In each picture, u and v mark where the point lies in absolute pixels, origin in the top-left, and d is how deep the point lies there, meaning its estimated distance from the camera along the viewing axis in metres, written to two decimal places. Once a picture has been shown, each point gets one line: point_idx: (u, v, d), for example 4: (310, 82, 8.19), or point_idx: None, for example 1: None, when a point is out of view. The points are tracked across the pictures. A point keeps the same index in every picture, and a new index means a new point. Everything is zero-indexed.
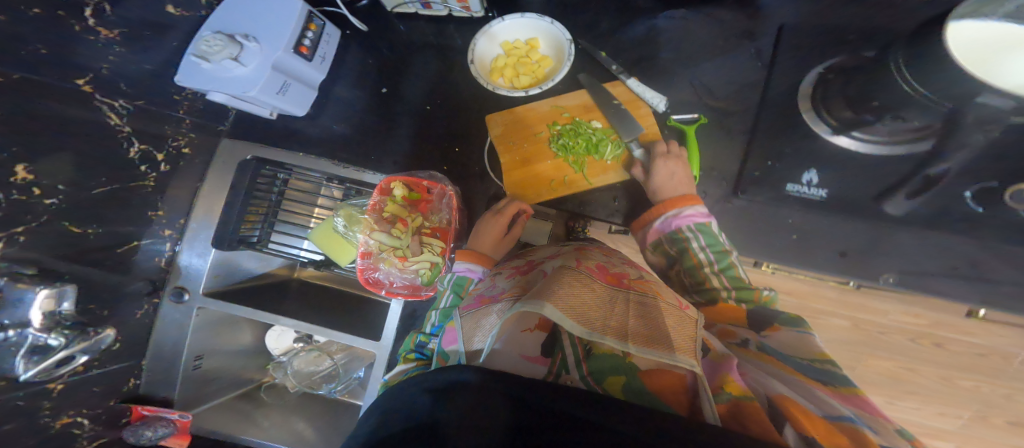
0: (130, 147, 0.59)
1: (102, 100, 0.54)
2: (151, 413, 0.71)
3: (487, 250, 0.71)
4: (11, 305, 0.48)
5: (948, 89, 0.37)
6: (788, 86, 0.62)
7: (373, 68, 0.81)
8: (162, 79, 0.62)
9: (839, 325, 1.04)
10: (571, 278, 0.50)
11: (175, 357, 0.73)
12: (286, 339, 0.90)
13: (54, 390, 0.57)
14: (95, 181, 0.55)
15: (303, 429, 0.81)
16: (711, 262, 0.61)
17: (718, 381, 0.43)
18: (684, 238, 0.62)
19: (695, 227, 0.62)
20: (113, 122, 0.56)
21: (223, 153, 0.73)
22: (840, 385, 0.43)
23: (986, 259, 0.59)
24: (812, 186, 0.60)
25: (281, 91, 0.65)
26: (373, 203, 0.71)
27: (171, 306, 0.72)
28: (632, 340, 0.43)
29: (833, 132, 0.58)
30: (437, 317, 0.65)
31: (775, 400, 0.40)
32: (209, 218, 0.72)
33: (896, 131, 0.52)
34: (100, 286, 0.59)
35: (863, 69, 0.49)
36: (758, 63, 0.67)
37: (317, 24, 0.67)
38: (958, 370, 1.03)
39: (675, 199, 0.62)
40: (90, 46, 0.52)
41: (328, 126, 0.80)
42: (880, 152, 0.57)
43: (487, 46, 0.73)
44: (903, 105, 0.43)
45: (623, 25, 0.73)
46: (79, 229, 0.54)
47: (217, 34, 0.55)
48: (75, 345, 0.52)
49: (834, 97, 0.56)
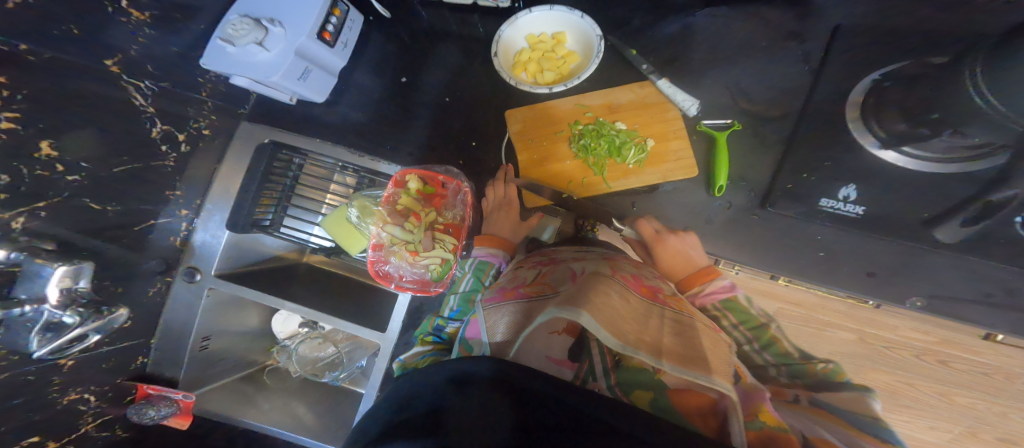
0: (153, 127, 0.58)
1: (130, 80, 0.53)
2: (156, 393, 0.70)
3: (505, 234, 0.72)
4: (30, 280, 0.47)
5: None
6: (826, 95, 0.61)
7: (395, 56, 0.80)
8: (187, 61, 0.61)
9: (845, 338, 1.03)
10: (607, 287, 0.52)
11: (183, 337, 0.73)
12: (292, 323, 0.90)
13: (64, 365, 0.56)
14: (117, 160, 0.54)
15: (303, 413, 0.82)
16: (748, 339, 0.59)
17: (750, 410, 0.43)
18: (712, 315, 0.62)
19: (719, 305, 0.62)
20: (139, 102, 0.55)
21: (242, 135, 0.73)
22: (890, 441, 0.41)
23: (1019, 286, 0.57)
24: (848, 202, 0.59)
25: (302, 77, 0.64)
26: (387, 195, 0.71)
27: (183, 285, 0.72)
28: (665, 357, 0.44)
29: (881, 145, 0.57)
30: (455, 301, 0.67)
31: (812, 440, 0.40)
32: (222, 200, 0.71)
33: (951, 147, 0.51)
34: (117, 262, 0.59)
35: (928, 77, 0.48)
36: (807, 67, 0.64)
37: (341, 9, 0.66)
38: (955, 386, 1.02)
39: (692, 276, 0.63)
40: (120, 28, 0.51)
41: (346, 114, 0.79)
42: (927, 170, 0.56)
43: (513, 40, 0.72)
44: (965, 116, 0.42)
45: (655, 24, 0.71)
46: (99, 205, 0.54)
47: (243, 18, 0.54)
48: (90, 323, 0.52)
49: (887, 108, 0.55)
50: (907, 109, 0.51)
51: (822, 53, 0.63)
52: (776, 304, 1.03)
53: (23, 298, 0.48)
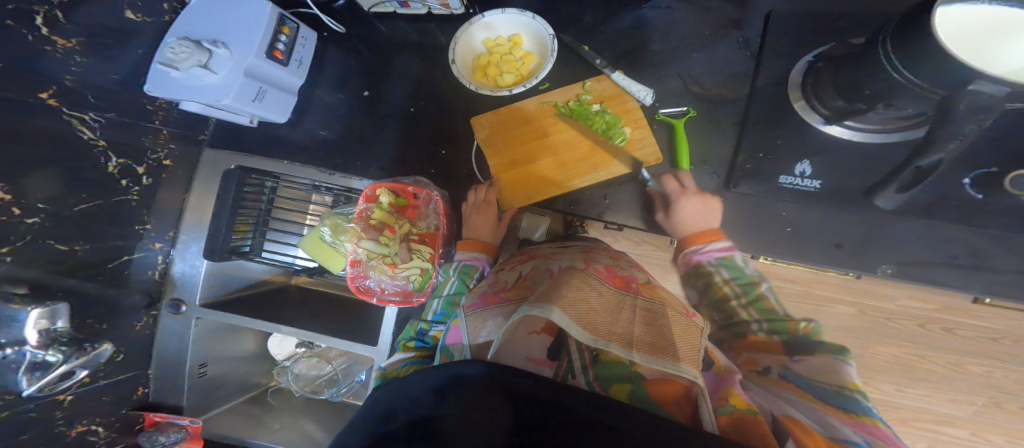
0: (108, 162, 0.58)
1: (70, 112, 0.53)
2: (163, 419, 0.73)
3: (482, 236, 0.72)
4: (3, 325, 0.48)
5: (939, 76, 0.35)
6: (780, 73, 0.61)
7: (355, 70, 0.81)
8: (131, 88, 0.61)
9: (846, 313, 1.02)
10: (582, 282, 0.51)
11: (177, 367, 0.73)
12: (289, 343, 0.90)
13: (63, 401, 0.58)
14: (74, 198, 0.55)
15: (312, 430, 0.82)
16: (738, 296, 0.60)
17: (720, 394, 0.43)
18: (708, 273, 0.62)
19: (717, 262, 0.61)
20: (87, 136, 0.55)
21: (208, 162, 0.73)
22: (861, 414, 0.41)
23: (986, 248, 0.57)
24: (804, 177, 0.58)
25: (257, 99, 0.65)
26: (359, 211, 0.71)
27: (170, 317, 0.72)
28: (637, 349, 0.45)
29: (825, 121, 0.56)
30: (438, 305, 0.67)
31: (780, 420, 0.40)
32: (197, 230, 0.72)
33: (888, 118, 0.51)
34: (93, 301, 0.60)
35: (851, 56, 0.48)
36: (747, 53, 0.66)
37: (290, 27, 0.66)
38: (967, 355, 1.01)
39: (698, 234, 0.61)
40: (50, 58, 0.50)
41: (313, 131, 0.80)
42: (867, 140, 0.56)
43: (470, 45, 0.72)
44: (891, 91, 0.42)
45: (607, 15, 0.71)
46: (67, 246, 0.55)
47: (182, 40, 0.54)
48: (75, 360, 0.52)
49: (824, 85, 0.54)
50: (840, 85, 0.51)
51: (759, 38, 0.65)
52: (772, 285, 1.02)
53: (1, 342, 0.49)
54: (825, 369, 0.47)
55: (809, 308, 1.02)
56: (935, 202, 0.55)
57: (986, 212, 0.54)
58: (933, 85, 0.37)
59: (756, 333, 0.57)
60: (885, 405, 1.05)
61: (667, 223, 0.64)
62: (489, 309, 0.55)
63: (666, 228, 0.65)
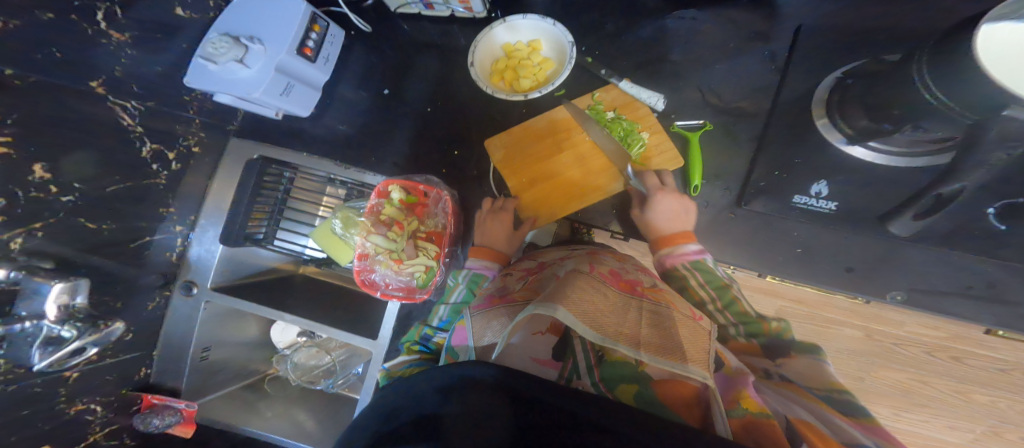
0: (142, 147, 0.60)
1: (114, 100, 0.55)
2: (160, 402, 0.73)
3: (489, 242, 0.72)
4: (30, 297, 0.49)
5: (976, 98, 0.36)
6: (800, 93, 0.62)
7: (379, 68, 0.83)
8: (171, 82, 0.63)
9: (853, 336, 1.04)
10: (584, 283, 0.53)
11: (182, 349, 0.75)
12: (291, 332, 0.92)
13: (69, 377, 0.59)
14: (109, 180, 0.57)
15: (304, 419, 0.84)
16: (713, 299, 0.61)
17: (732, 396, 0.44)
18: (682, 277, 0.62)
19: (690, 266, 0.62)
20: (126, 123, 0.57)
21: (232, 149, 0.75)
22: (861, 416, 0.43)
23: (1002, 280, 0.58)
24: (820, 197, 0.60)
25: (284, 93, 0.66)
26: (370, 206, 0.73)
27: (181, 299, 0.74)
28: (644, 349, 0.45)
29: (847, 141, 0.58)
30: (444, 312, 0.69)
31: (792, 422, 0.40)
32: (217, 216, 0.73)
33: (913, 141, 0.52)
34: (114, 279, 0.61)
35: (880, 77, 0.49)
36: (773, 67, 0.67)
37: (320, 25, 0.68)
38: (974, 384, 1.02)
39: (672, 237, 0.63)
40: (105, 50, 0.53)
41: (333, 127, 0.82)
42: (890, 163, 0.57)
43: (490, 49, 0.74)
44: (924, 114, 0.43)
45: (629, 28, 0.73)
46: (95, 225, 0.57)
47: (222, 36, 0.56)
48: (87, 336, 0.53)
49: (849, 104, 0.56)
50: (869, 105, 0.52)
51: (784, 55, 0.66)
52: (780, 303, 1.04)
53: (24, 314, 0.50)
54: (818, 375, 0.50)
55: (814, 328, 1.04)
56: (944, 230, 0.57)
57: (1003, 242, 0.56)
58: (964, 109, 0.38)
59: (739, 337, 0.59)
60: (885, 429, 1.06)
61: (643, 223, 0.66)
62: (495, 310, 0.56)
63: (642, 228, 0.67)
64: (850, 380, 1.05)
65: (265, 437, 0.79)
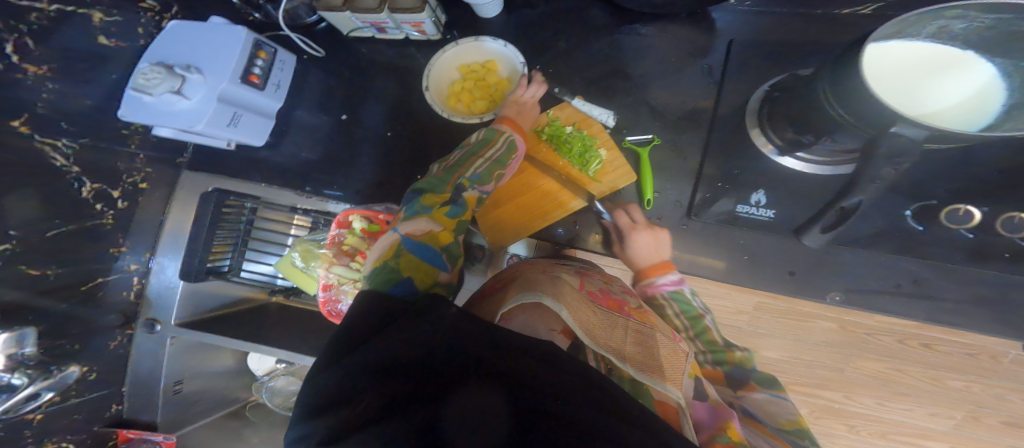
0: (82, 187, 0.59)
1: (40, 139, 0.54)
2: (137, 436, 0.72)
3: (512, 114, 0.68)
4: None
5: (868, 117, 0.38)
6: (736, 105, 0.64)
7: (335, 93, 0.82)
8: (104, 114, 0.62)
9: (827, 328, 1.05)
10: (573, 295, 0.55)
11: (152, 383, 0.73)
12: (267, 360, 0.89)
13: (33, 419, 0.57)
14: (48, 223, 0.56)
15: None
16: (685, 328, 0.63)
17: (720, 423, 0.46)
18: (661, 304, 0.64)
19: (668, 295, 0.64)
20: (58, 162, 0.56)
21: (185, 186, 0.74)
22: None
23: (925, 277, 0.61)
24: (760, 206, 0.62)
25: (232, 124, 0.65)
26: (331, 237, 0.75)
27: (146, 336, 0.72)
28: (632, 363, 0.48)
29: (779, 152, 0.60)
30: (481, 166, 0.64)
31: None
32: (174, 251, 0.72)
33: (832, 151, 0.54)
34: (66, 322, 0.60)
35: (800, 92, 0.51)
36: (710, 80, 0.69)
37: (266, 51, 0.68)
38: (946, 370, 1.04)
39: (652, 267, 0.64)
40: (24, 86, 0.52)
41: (294, 154, 0.80)
42: (816, 171, 0.59)
43: (445, 71, 0.74)
44: (838, 130, 0.45)
45: (578, 44, 0.74)
46: (37, 271, 0.55)
47: (155, 67, 0.56)
48: (41, 382, 0.53)
49: (777, 116, 0.58)
50: (791, 117, 0.54)
51: (721, 67, 0.68)
52: (760, 301, 1.05)
53: None
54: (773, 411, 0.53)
55: (791, 321, 1.06)
56: (882, 230, 0.60)
57: (929, 243, 0.59)
58: (862, 125, 0.40)
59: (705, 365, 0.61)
60: (867, 418, 1.10)
61: (624, 256, 0.67)
62: (491, 301, 0.57)
63: (622, 259, 0.68)
64: (829, 372, 1.08)
65: None
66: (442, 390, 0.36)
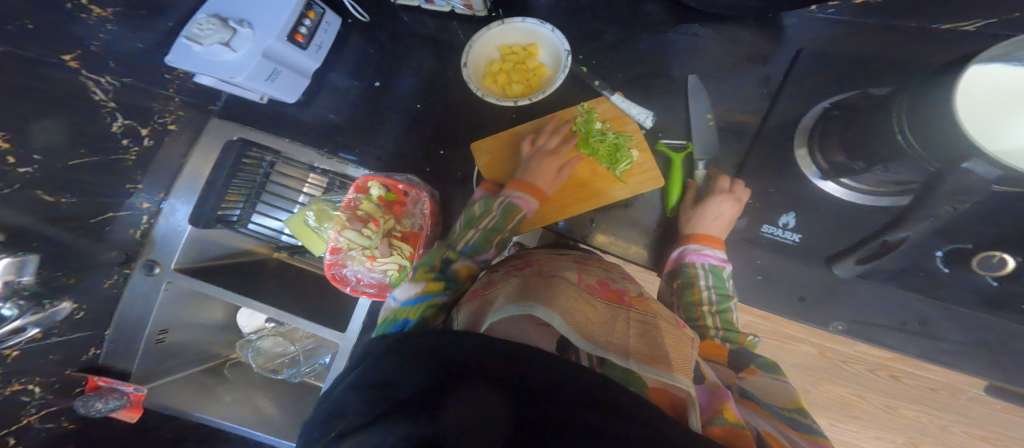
0: (113, 122, 0.58)
1: (86, 74, 0.54)
2: (106, 385, 0.66)
3: (532, 176, 0.67)
4: None
5: (933, 145, 0.39)
6: (785, 120, 0.64)
7: (372, 59, 0.82)
8: (155, 58, 0.62)
9: (807, 352, 1.06)
10: (570, 289, 0.51)
11: (137, 330, 0.70)
12: (258, 318, 0.89)
13: (7, 356, 0.53)
14: (72, 152, 0.54)
15: (265, 406, 0.83)
16: (710, 302, 0.63)
17: (714, 406, 0.43)
18: (694, 273, 0.64)
19: (707, 267, 0.63)
20: (98, 97, 0.56)
21: (210, 132, 0.73)
22: (811, 433, 0.44)
23: (932, 319, 0.62)
24: (787, 229, 0.64)
25: (270, 79, 0.64)
26: (347, 200, 0.73)
27: (141, 279, 0.69)
28: (634, 357, 0.43)
29: (822, 176, 0.61)
30: (475, 237, 0.62)
31: (763, 436, 0.41)
32: (189, 196, 0.70)
33: (882, 181, 0.55)
34: (69, 253, 0.57)
35: (862, 114, 0.51)
36: (765, 91, 0.67)
37: (315, 12, 0.67)
38: (905, 399, 1.05)
39: (703, 236, 0.63)
40: (83, 25, 0.52)
41: (322, 115, 0.81)
42: (858, 200, 0.60)
43: (485, 50, 0.73)
44: (893, 159, 0.46)
45: (625, 40, 0.75)
46: (52, 198, 0.53)
47: (210, 18, 0.54)
48: (29, 316, 0.53)
49: (829, 138, 0.58)
50: (844, 141, 0.54)
51: (779, 78, 0.67)
52: (745, 319, 1.06)
53: None
54: (773, 392, 0.51)
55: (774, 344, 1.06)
56: (898, 267, 0.61)
57: (943, 285, 0.61)
58: (927, 153, 0.40)
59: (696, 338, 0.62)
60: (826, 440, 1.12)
61: (688, 216, 0.66)
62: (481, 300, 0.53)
63: (682, 220, 0.67)
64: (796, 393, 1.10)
65: (222, 426, 0.76)
66: (437, 398, 0.35)
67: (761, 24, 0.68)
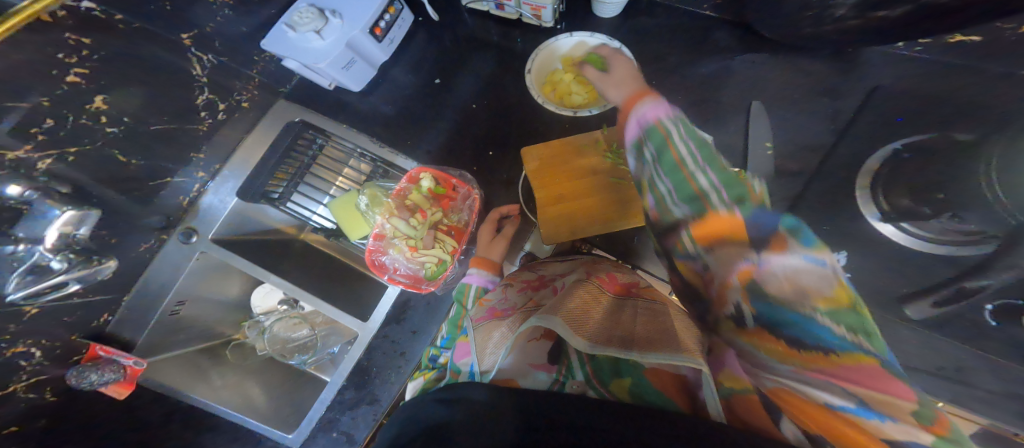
0: (200, 94, 0.63)
1: (195, 53, 0.61)
2: (106, 355, 0.62)
3: (483, 252, 0.73)
4: (33, 219, 0.46)
5: None
6: (848, 160, 0.67)
7: (434, 58, 0.84)
8: (249, 41, 0.67)
9: None
10: (580, 289, 0.52)
11: (157, 298, 0.68)
12: (273, 297, 0.86)
13: (25, 313, 0.52)
14: (156, 117, 0.57)
15: (255, 394, 0.79)
16: (696, 158, 0.43)
17: (718, 375, 0.37)
18: (666, 132, 0.44)
19: (673, 120, 0.45)
20: (195, 71, 0.61)
21: (277, 110, 0.75)
22: (848, 349, 0.31)
23: (969, 365, 0.61)
24: (839, 267, 0.64)
25: (347, 67, 0.66)
26: (399, 188, 0.73)
27: (176, 246, 0.69)
28: (633, 345, 0.41)
29: (881, 217, 0.62)
30: (445, 329, 0.65)
31: (772, 394, 0.33)
32: (243, 168, 0.71)
33: (947, 229, 0.58)
34: (121, 213, 0.58)
35: None
36: (832, 125, 0.69)
37: (396, 8, 0.69)
38: None
39: (631, 97, 0.50)
40: (204, 8, 0.59)
41: (378, 106, 0.82)
42: (922, 248, 0.61)
43: (551, 59, 0.75)
44: None
45: (687, 65, 0.77)
46: (124, 158, 0.55)
47: (310, 7, 0.57)
48: (75, 272, 0.50)
49: (898, 182, 0.60)
50: (916, 185, 0.57)
51: (852, 111, 0.69)
52: None
53: (20, 236, 0.46)
54: (799, 292, 0.34)
55: None
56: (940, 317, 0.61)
57: (994, 338, 0.59)
58: None
59: (691, 221, 0.42)
60: None
61: (608, 82, 0.56)
62: (498, 323, 0.52)
63: (613, 95, 0.54)
64: None
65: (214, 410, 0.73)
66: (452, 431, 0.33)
67: (818, 65, 0.71)
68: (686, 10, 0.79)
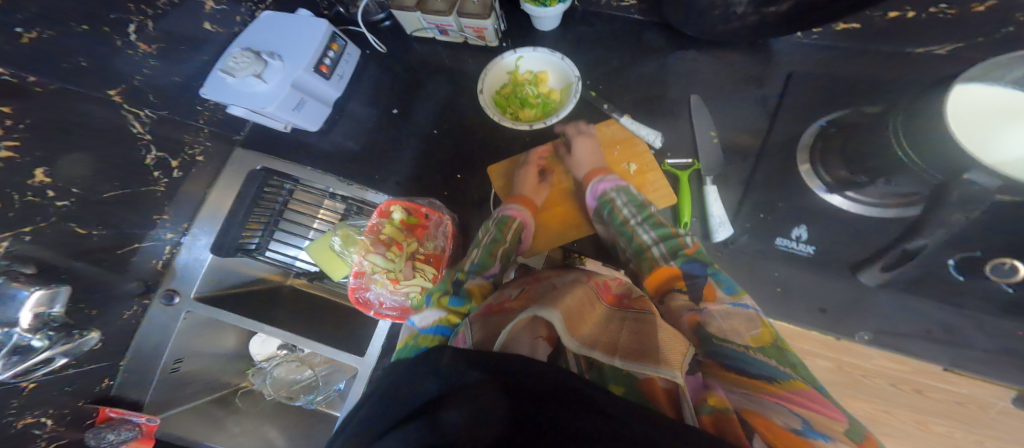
0: (147, 154, 0.62)
1: (129, 108, 0.58)
2: (119, 416, 0.64)
3: (528, 192, 0.72)
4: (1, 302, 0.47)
5: (935, 159, 0.40)
6: (787, 137, 0.66)
7: (388, 88, 0.85)
8: (188, 90, 0.67)
9: (825, 367, 0.85)
10: (578, 289, 0.52)
11: (154, 358, 0.69)
12: (270, 345, 0.86)
13: (24, 388, 0.52)
14: (108, 185, 0.57)
15: (275, 437, 0.78)
16: (636, 216, 0.68)
17: (700, 396, 0.42)
18: (612, 199, 0.68)
19: (619, 189, 0.68)
20: (135, 129, 0.60)
21: (235, 160, 0.77)
22: (782, 380, 0.42)
23: (958, 325, 0.60)
24: (800, 241, 0.63)
25: (297, 108, 0.67)
26: (371, 225, 0.73)
27: (160, 309, 0.70)
28: (618, 354, 0.44)
29: (828, 189, 0.61)
30: (477, 256, 0.69)
31: (745, 415, 0.38)
32: (211, 225, 0.72)
33: (886, 193, 0.56)
34: (98, 284, 0.59)
35: (863, 129, 0.52)
36: (765, 110, 0.70)
37: (338, 44, 0.71)
38: (931, 414, 0.87)
39: (592, 170, 0.70)
40: (127, 59, 0.57)
41: (339, 142, 0.83)
42: (872, 214, 0.60)
43: (498, 76, 0.76)
44: (896, 168, 0.47)
45: (635, 62, 0.77)
46: (85, 230, 0.56)
47: (244, 52, 0.59)
48: (58, 347, 0.52)
49: (831, 153, 0.60)
50: (847, 156, 0.57)
51: (776, 99, 0.69)
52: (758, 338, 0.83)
53: None
54: (737, 330, 0.50)
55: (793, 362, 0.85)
56: (910, 279, 0.60)
57: (965, 295, 0.59)
58: (933, 170, 0.41)
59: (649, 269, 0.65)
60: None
61: (571, 163, 0.73)
62: (497, 318, 0.51)
63: (572, 166, 0.73)
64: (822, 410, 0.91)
65: None
66: (443, 397, 0.37)
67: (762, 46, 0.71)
68: (615, 16, 0.79)
